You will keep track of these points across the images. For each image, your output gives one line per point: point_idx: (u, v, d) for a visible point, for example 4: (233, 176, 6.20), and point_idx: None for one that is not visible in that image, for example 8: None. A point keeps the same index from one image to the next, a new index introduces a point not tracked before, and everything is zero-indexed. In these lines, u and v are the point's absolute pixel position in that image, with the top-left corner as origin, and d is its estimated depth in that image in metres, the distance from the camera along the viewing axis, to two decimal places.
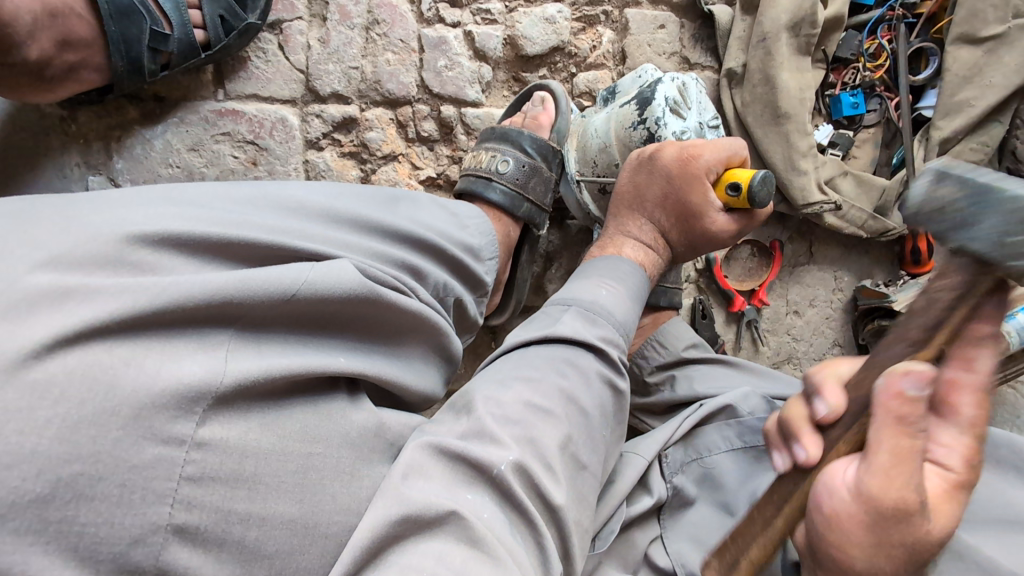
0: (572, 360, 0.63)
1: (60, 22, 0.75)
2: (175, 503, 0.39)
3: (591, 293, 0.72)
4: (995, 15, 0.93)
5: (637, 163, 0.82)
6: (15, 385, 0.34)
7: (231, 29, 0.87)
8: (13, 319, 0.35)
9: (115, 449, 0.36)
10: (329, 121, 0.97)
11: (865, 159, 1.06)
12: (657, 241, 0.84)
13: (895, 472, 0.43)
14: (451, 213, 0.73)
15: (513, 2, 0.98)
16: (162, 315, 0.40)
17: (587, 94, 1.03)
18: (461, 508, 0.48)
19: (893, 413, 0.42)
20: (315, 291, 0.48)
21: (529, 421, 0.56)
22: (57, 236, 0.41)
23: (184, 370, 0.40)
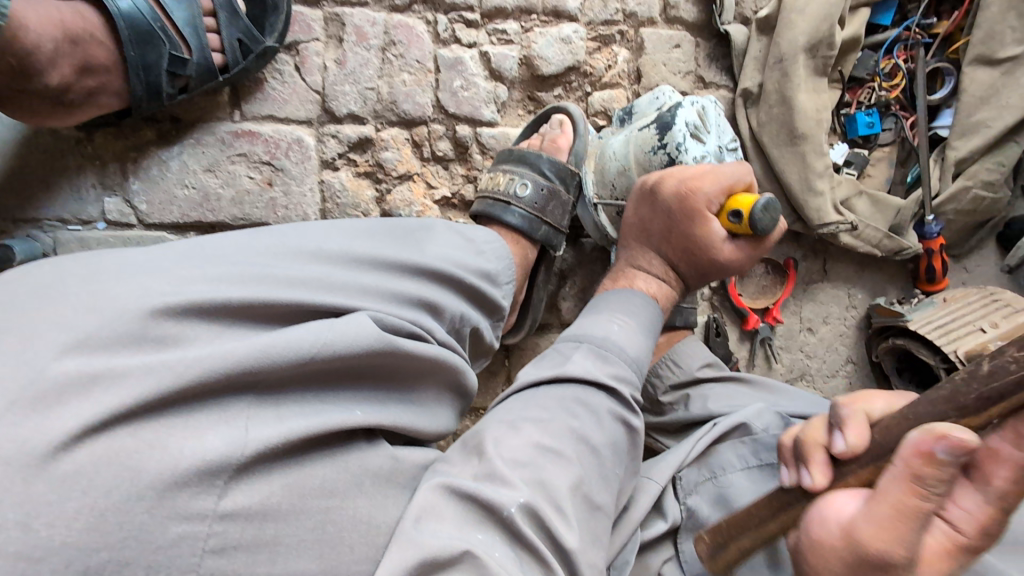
0: (583, 399, 0.64)
1: (80, 48, 0.75)
2: (200, 573, 0.39)
3: (603, 330, 0.73)
4: (1013, 37, 0.93)
5: (640, 195, 0.83)
6: (46, 478, 0.35)
7: (249, 52, 0.87)
8: (41, 412, 0.36)
9: (139, 531, 0.37)
10: (345, 141, 0.97)
11: (880, 177, 1.06)
12: (666, 272, 0.84)
13: (892, 527, 0.41)
14: (467, 238, 0.72)
15: (529, 22, 0.98)
16: (183, 392, 0.40)
17: (603, 113, 1.02)
18: (475, 548, 0.48)
19: (912, 470, 0.40)
20: (333, 351, 0.48)
21: (539, 463, 0.56)
22: (92, 310, 0.41)
23: (207, 447, 0.40)
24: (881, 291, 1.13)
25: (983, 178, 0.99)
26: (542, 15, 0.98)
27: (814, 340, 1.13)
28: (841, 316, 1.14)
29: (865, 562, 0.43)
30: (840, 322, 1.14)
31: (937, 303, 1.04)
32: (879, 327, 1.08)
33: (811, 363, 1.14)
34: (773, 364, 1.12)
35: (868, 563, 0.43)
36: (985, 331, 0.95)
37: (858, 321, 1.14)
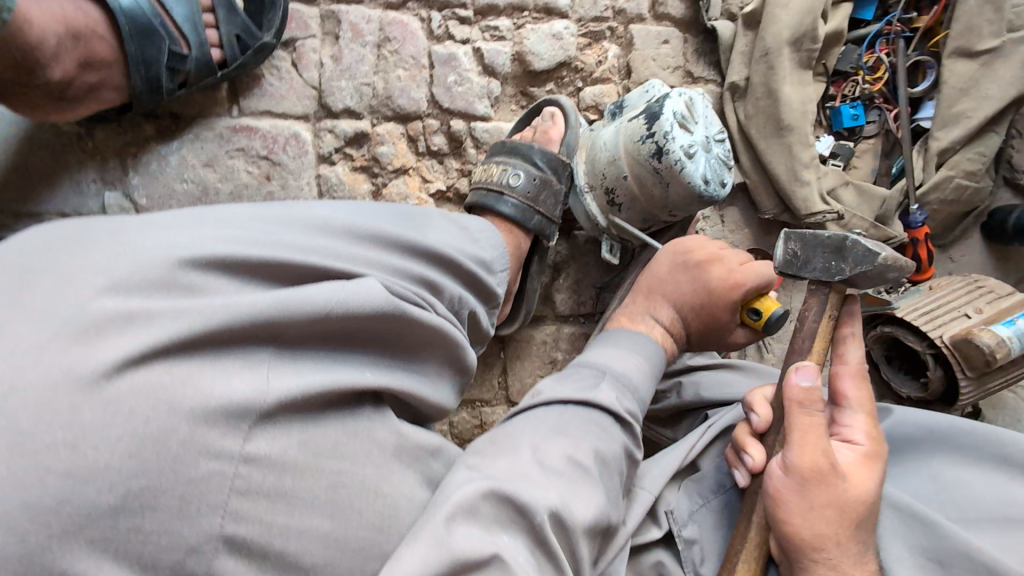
0: (606, 423, 0.65)
1: (82, 43, 0.76)
2: (225, 514, 0.41)
3: (627, 365, 0.74)
4: (990, 30, 0.96)
5: (677, 261, 0.88)
6: (91, 402, 0.36)
7: (247, 48, 0.89)
8: (84, 343, 0.37)
9: (172, 462, 0.38)
10: (341, 136, 0.98)
11: (865, 169, 1.08)
12: (676, 334, 0.86)
13: (807, 440, 0.59)
14: (462, 227, 0.74)
15: (521, 19, 1.01)
16: (214, 335, 0.42)
17: (593, 108, 1.05)
18: (502, 552, 0.49)
19: (796, 398, 0.61)
20: (347, 309, 0.49)
21: (571, 476, 0.58)
22: (113, 259, 0.42)
23: (234, 388, 0.42)
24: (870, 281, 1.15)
25: (966, 167, 1.02)
26: (534, 12, 1.01)
27: None
28: None
29: (806, 481, 0.59)
30: None
31: (923, 290, 1.06)
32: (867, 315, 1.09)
33: None
34: (764, 353, 1.14)
35: (808, 479, 0.58)
36: (970, 316, 0.97)
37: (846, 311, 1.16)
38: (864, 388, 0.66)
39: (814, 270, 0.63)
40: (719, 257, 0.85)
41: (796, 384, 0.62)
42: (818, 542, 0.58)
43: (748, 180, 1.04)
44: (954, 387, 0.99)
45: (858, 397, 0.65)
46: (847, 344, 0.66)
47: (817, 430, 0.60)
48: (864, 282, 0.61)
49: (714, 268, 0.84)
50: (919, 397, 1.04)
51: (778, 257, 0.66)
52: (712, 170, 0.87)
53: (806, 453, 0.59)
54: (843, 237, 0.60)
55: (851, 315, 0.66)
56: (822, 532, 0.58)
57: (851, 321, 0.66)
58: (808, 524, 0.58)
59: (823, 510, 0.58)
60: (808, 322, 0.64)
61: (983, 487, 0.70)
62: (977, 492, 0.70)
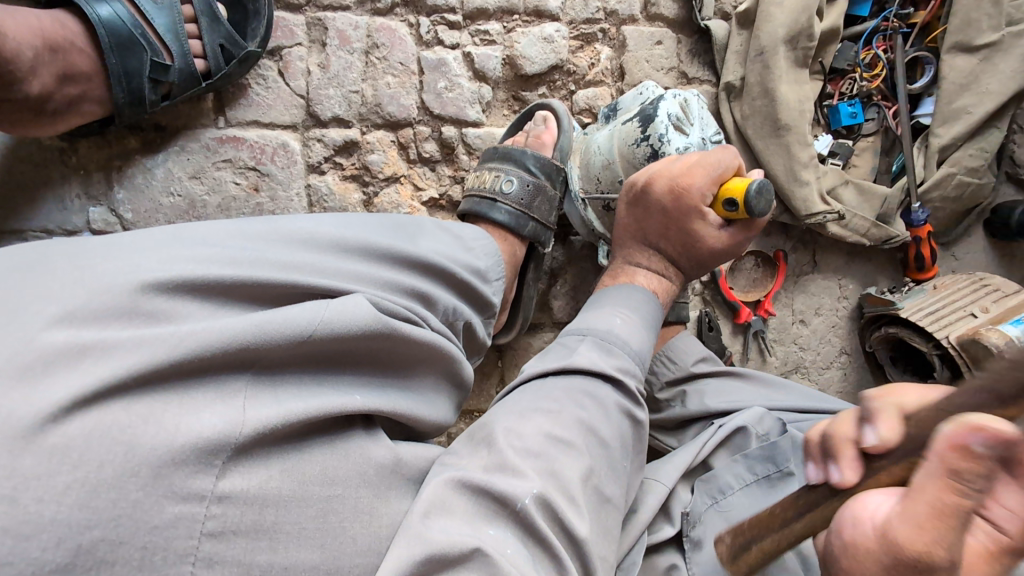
0: (591, 392, 0.63)
1: (60, 56, 0.75)
2: (197, 561, 0.38)
3: (607, 324, 0.72)
4: (989, 23, 0.95)
5: (629, 194, 0.82)
6: (33, 451, 0.33)
7: (231, 57, 0.87)
8: (30, 382, 0.35)
9: (134, 509, 0.36)
10: (331, 145, 0.97)
11: (865, 168, 1.07)
12: (663, 264, 0.84)
13: (931, 524, 0.36)
14: (455, 235, 0.72)
15: (511, 22, 0.99)
16: (180, 365, 0.40)
17: (587, 111, 1.03)
18: (485, 545, 0.48)
19: (948, 464, 0.35)
20: (329, 330, 0.47)
21: (551, 453, 0.56)
22: (70, 290, 0.40)
23: (204, 424, 0.39)
24: (872, 281, 1.13)
25: (967, 163, 1.00)
26: (524, 14, 0.99)
27: (807, 332, 1.13)
28: (834, 307, 1.14)
29: (901, 565, 0.39)
30: (832, 313, 1.14)
31: (927, 289, 1.03)
32: (870, 317, 1.08)
33: (805, 355, 1.14)
34: (766, 358, 1.12)
35: (907, 565, 0.38)
36: (976, 316, 0.95)
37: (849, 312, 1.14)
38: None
39: None
40: (658, 168, 0.79)
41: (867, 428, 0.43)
42: None
43: None
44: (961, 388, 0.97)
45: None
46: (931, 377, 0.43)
47: (960, 514, 0.35)
48: None
49: (655, 181, 0.78)
50: None
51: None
52: None
53: (922, 538, 0.37)
54: None
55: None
56: None
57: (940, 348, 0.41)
58: None
59: None
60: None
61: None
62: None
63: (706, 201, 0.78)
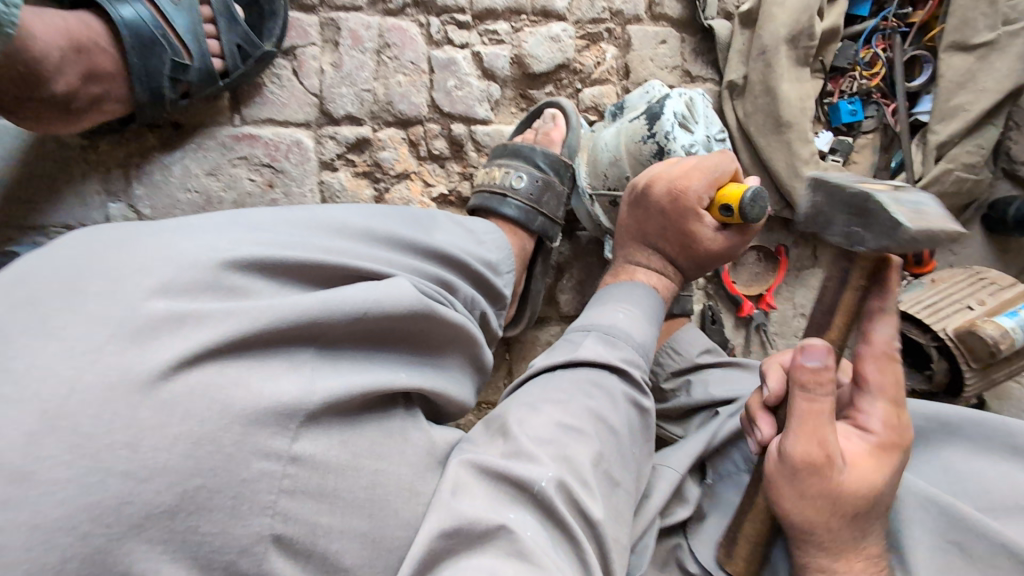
0: (598, 381, 0.66)
1: (85, 57, 0.77)
2: (274, 514, 0.41)
3: (610, 321, 0.75)
4: (984, 24, 0.97)
5: (631, 196, 0.85)
6: (151, 403, 0.37)
7: (248, 56, 0.90)
8: (140, 343, 0.38)
9: (228, 462, 0.39)
10: (343, 142, 0.99)
11: (865, 164, 1.10)
12: (663, 264, 0.86)
13: (809, 434, 0.58)
14: (468, 229, 0.74)
15: (519, 22, 1.01)
16: (262, 336, 0.42)
17: (593, 109, 1.05)
18: (507, 524, 0.50)
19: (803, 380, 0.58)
20: (383, 310, 0.50)
21: (562, 440, 0.59)
22: (159, 262, 0.42)
23: (281, 390, 0.42)
24: None
25: (964, 160, 1.02)
26: (532, 14, 1.01)
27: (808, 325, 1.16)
28: None
29: (797, 471, 0.60)
30: None
31: (925, 283, 1.05)
32: None
33: None
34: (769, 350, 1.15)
35: (803, 469, 0.59)
36: (973, 308, 0.97)
37: None
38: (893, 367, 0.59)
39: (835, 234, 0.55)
40: (659, 172, 0.81)
41: (803, 365, 0.58)
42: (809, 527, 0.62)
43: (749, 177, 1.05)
44: (958, 377, 0.99)
45: (879, 382, 0.60)
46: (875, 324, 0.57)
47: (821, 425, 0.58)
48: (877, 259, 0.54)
49: (655, 185, 0.81)
50: (924, 390, 1.05)
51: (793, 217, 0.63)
52: None
53: (801, 443, 0.59)
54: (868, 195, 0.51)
55: (879, 288, 0.56)
56: (812, 518, 0.61)
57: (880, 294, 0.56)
58: (796, 507, 0.61)
59: (812, 500, 0.60)
60: (828, 297, 0.59)
61: (989, 476, 0.70)
62: (983, 482, 0.70)
63: (704, 204, 0.80)
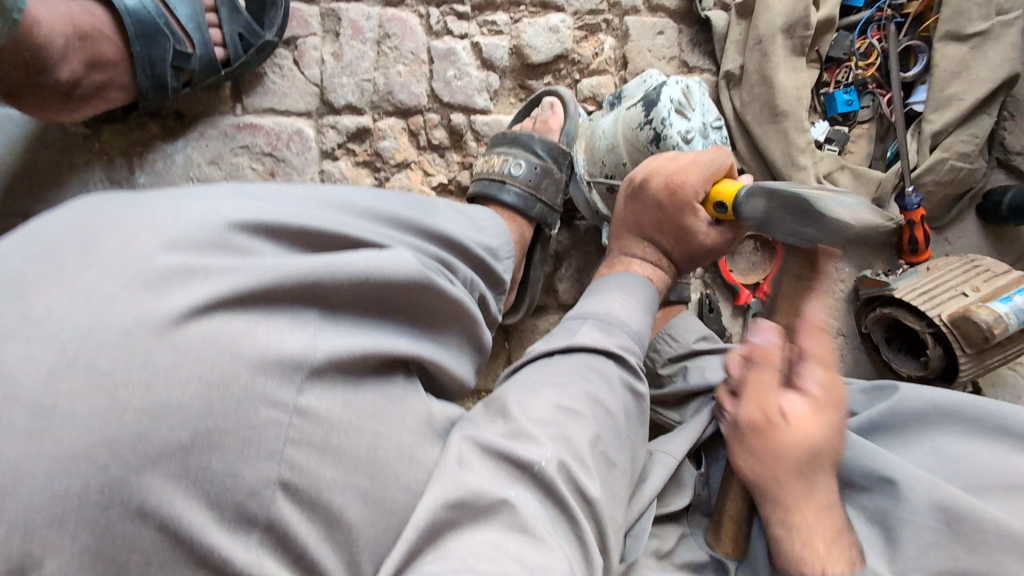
0: (595, 366, 0.67)
1: (89, 44, 0.78)
2: (281, 461, 0.42)
3: (606, 309, 0.76)
4: (979, 13, 0.98)
5: (630, 189, 0.86)
6: (164, 346, 0.38)
7: (250, 46, 0.91)
8: (153, 291, 0.39)
9: (236, 407, 0.40)
10: (344, 132, 1.00)
11: (861, 154, 1.10)
12: (658, 256, 0.87)
13: (762, 390, 0.68)
14: (468, 216, 0.75)
15: (517, 13, 1.02)
16: (267, 291, 0.44)
17: (591, 100, 1.06)
18: (512, 500, 0.51)
19: (760, 356, 0.69)
20: (382, 274, 0.50)
21: (561, 421, 0.59)
22: (170, 220, 0.43)
23: (286, 343, 0.43)
24: (868, 264, 1.17)
25: (959, 149, 1.04)
26: (530, 6, 1.02)
27: None
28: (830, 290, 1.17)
29: (752, 427, 0.68)
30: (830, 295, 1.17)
31: (919, 270, 1.07)
32: (866, 298, 1.11)
33: None
34: None
35: (752, 426, 0.68)
36: (966, 294, 0.99)
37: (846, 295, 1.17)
38: (824, 339, 0.63)
39: (789, 232, 0.67)
40: (658, 166, 0.82)
41: (760, 342, 0.69)
42: (763, 482, 0.67)
43: (745, 167, 1.06)
44: (953, 363, 1.01)
45: (816, 354, 0.64)
46: (807, 303, 0.61)
47: (761, 380, 0.69)
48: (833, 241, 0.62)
49: (653, 177, 0.82)
50: (920, 376, 1.06)
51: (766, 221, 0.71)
52: None
53: (754, 404, 0.68)
54: (812, 196, 0.64)
55: (812, 273, 0.61)
56: (762, 474, 0.67)
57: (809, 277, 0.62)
58: (748, 466, 0.68)
59: (765, 458, 0.67)
60: (777, 284, 0.65)
61: (979, 453, 0.72)
62: (973, 460, 0.72)
63: (700, 196, 0.81)
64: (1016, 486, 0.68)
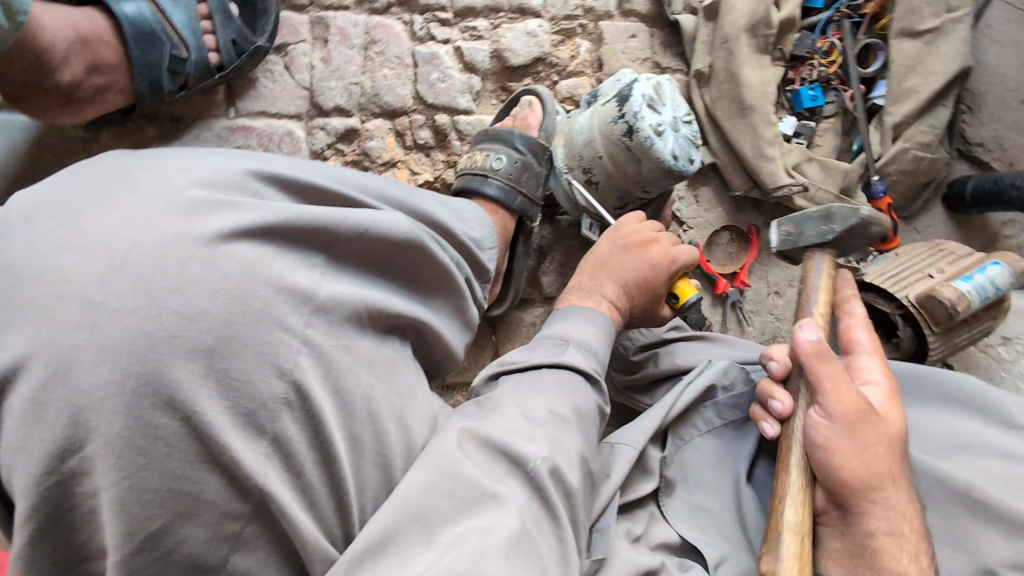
0: (578, 384, 0.70)
1: (90, 48, 0.82)
2: (287, 379, 0.46)
3: (582, 331, 0.78)
4: (930, 11, 1.05)
5: (624, 231, 0.92)
6: (198, 261, 0.44)
7: (242, 52, 0.96)
8: (188, 215, 0.45)
9: (255, 318, 0.45)
10: (333, 133, 1.05)
11: (828, 147, 1.14)
12: (624, 295, 0.88)
13: (842, 385, 0.66)
14: (451, 207, 0.79)
15: (497, 19, 1.08)
16: (282, 228, 0.49)
17: (569, 99, 1.12)
18: (501, 493, 0.55)
19: (811, 353, 0.68)
20: (380, 230, 0.56)
21: (552, 425, 0.63)
22: (198, 165, 0.50)
23: (294, 278, 0.49)
24: None
25: (919, 139, 1.09)
26: (509, 12, 1.08)
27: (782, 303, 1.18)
28: None
29: (852, 423, 0.65)
30: None
31: (889, 256, 1.11)
32: None
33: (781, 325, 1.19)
34: (745, 328, 1.18)
35: (856, 422, 0.65)
36: (933, 276, 1.02)
37: None
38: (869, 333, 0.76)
39: (809, 237, 0.78)
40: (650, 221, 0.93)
41: (806, 339, 0.69)
42: (870, 477, 0.66)
43: (718, 160, 1.11)
44: (923, 344, 1.04)
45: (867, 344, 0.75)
46: (851, 301, 0.76)
47: (839, 374, 0.67)
48: (844, 243, 0.78)
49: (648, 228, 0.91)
50: (893, 358, 1.09)
51: (777, 239, 0.82)
52: (681, 149, 0.91)
53: (845, 400, 0.66)
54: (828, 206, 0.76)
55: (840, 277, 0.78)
56: (878, 470, 0.66)
57: (847, 285, 0.78)
58: (864, 464, 0.65)
59: (873, 448, 0.66)
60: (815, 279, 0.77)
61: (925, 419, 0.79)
62: (923, 425, 0.79)
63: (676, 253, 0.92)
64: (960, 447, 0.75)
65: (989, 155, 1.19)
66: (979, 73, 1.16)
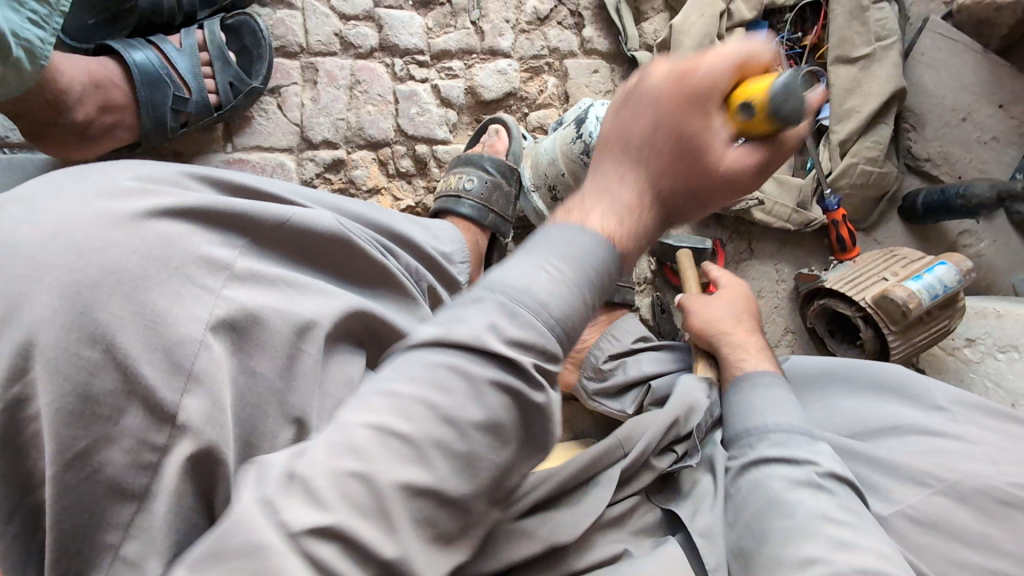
0: (458, 368, 0.40)
1: (101, 91, 0.93)
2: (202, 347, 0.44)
3: (524, 280, 0.44)
4: (861, 40, 1.15)
5: (649, 89, 0.52)
6: (123, 228, 0.44)
7: (239, 92, 1.06)
8: (119, 195, 0.46)
9: (175, 274, 0.45)
10: (321, 163, 1.14)
11: (784, 165, 1.24)
12: (639, 204, 0.52)
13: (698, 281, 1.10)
14: (426, 228, 0.87)
15: (470, 60, 1.19)
16: (206, 214, 0.50)
17: (539, 129, 1.22)
18: (265, 567, 0.32)
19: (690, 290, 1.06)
20: (303, 221, 0.56)
21: (376, 449, 0.36)
22: (146, 167, 0.52)
23: (208, 251, 0.48)
24: (803, 263, 1.27)
25: (866, 154, 1.17)
26: (481, 53, 1.20)
27: None
28: (773, 290, 1.27)
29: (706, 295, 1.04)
30: (773, 295, 1.27)
31: (849, 264, 1.17)
32: (806, 293, 1.21)
33: None
34: None
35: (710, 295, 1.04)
36: (887, 279, 1.07)
37: (789, 294, 1.27)
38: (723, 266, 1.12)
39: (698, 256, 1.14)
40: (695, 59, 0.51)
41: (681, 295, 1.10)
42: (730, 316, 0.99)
43: None
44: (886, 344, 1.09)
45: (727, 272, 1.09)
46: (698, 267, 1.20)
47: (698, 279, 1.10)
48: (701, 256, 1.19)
49: (683, 77, 0.51)
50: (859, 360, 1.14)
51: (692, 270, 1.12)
52: None
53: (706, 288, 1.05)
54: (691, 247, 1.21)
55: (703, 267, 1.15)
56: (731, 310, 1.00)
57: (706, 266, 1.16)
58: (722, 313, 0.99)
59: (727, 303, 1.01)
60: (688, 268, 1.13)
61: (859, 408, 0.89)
62: (860, 414, 0.88)
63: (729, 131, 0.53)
64: (885, 432, 0.84)
65: (936, 169, 1.28)
66: (917, 94, 1.27)
